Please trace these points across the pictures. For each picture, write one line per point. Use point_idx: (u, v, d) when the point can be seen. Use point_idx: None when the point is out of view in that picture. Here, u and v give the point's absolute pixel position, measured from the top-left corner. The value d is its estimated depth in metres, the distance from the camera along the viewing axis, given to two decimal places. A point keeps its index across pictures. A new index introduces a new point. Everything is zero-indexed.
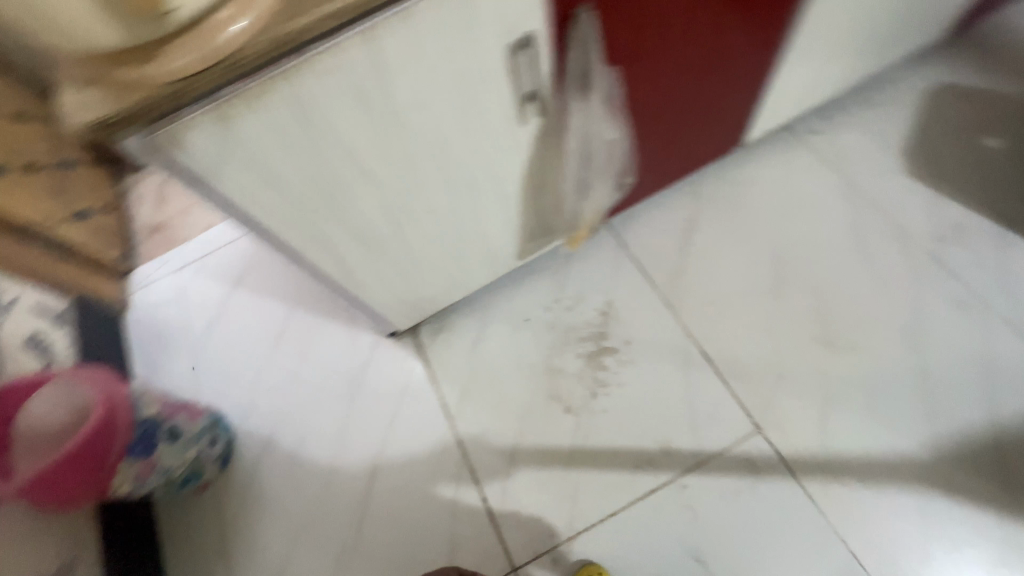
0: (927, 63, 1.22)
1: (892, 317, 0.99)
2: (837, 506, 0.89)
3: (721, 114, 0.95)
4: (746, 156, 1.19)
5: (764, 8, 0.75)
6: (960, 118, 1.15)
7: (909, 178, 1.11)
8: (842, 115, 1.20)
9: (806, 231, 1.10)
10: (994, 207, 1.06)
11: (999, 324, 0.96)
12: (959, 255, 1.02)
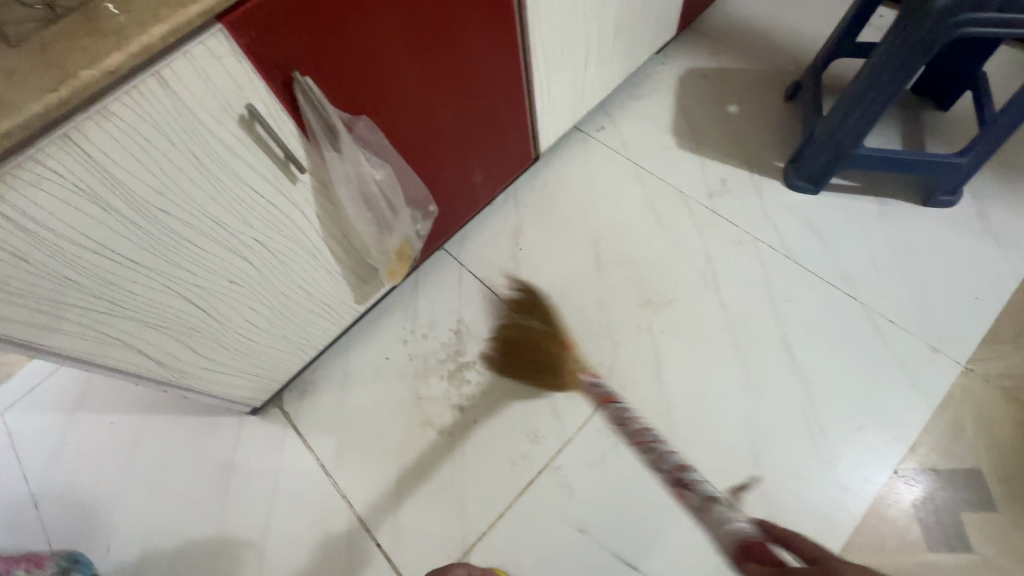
0: (673, 55, 1.46)
1: (690, 267, 1.15)
2: (684, 443, 0.98)
3: (501, 134, 1.08)
4: (550, 162, 1.34)
5: (486, 43, 0.88)
6: (706, 94, 1.38)
7: (680, 150, 1.31)
8: (619, 111, 1.40)
9: (611, 213, 1.25)
10: (746, 158, 1.26)
11: (770, 250, 1.14)
12: (729, 202, 1.21)
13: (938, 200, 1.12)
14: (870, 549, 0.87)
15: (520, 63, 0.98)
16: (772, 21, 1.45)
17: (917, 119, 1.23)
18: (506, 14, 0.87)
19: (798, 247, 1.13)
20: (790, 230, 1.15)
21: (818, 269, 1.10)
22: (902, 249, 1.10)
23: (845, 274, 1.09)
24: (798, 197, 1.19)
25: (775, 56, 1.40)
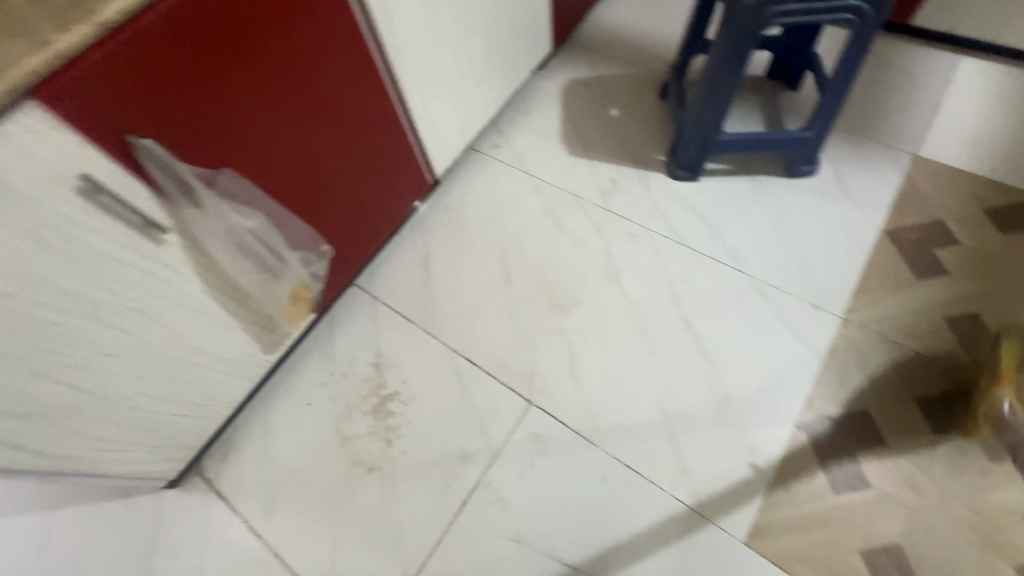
0: (554, 69, 1.54)
1: (593, 265, 1.20)
2: (605, 434, 1.01)
3: (387, 166, 1.10)
4: (450, 184, 1.38)
5: (347, 84, 0.91)
6: (589, 101, 1.46)
7: (571, 156, 1.37)
8: (510, 128, 1.45)
9: (514, 225, 1.29)
10: (631, 156, 1.34)
11: (662, 238, 1.21)
12: (620, 199, 1.28)
13: (801, 171, 1.22)
14: (785, 502, 0.92)
15: (389, 97, 1.01)
16: (639, 28, 1.57)
17: (774, 101, 1.35)
18: (360, 53, 0.90)
19: (687, 232, 1.21)
20: (678, 217, 1.23)
21: (708, 249, 1.18)
22: (777, 220, 1.19)
23: (731, 250, 1.17)
24: (681, 185, 1.27)
25: (646, 60, 1.51)
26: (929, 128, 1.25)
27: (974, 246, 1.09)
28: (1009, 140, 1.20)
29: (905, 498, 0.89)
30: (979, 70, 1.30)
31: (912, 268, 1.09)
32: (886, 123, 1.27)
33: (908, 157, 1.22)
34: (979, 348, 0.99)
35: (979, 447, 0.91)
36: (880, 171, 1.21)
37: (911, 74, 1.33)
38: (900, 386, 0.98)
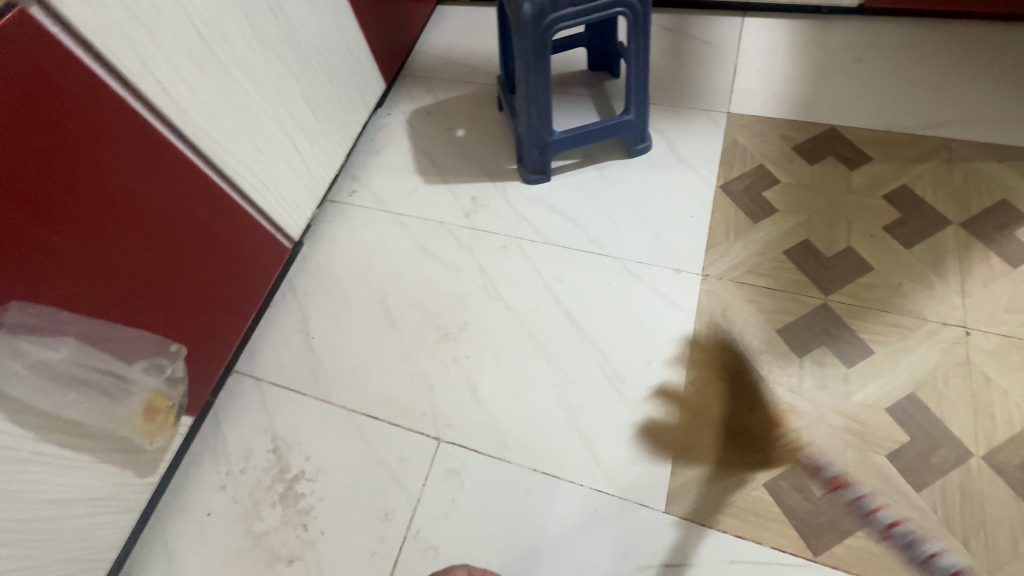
0: (395, 104, 1.55)
1: (471, 286, 1.21)
2: (517, 449, 1.02)
3: (229, 245, 1.06)
4: (315, 241, 1.33)
5: (146, 178, 0.87)
6: (435, 127, 1.48)
7: (428, 185, 1.38)
8: (364, 170, 1.44)
9: (387, 267, 1.27)
10: (486, 171, 1.37)
11: (530, 242, 1.24)
12: (484, 215, 1.30)
13: (637, 149, 1.30)
14: (692, 460, 0.96)
15: (209, 177, 0.98)
16: (466, 49, 1.61)
17: (601, 91, 1.44)
18: (153, 143, 0.87)
19: (552, 231, 1.25)
20: (540, 219, 1.27)
21: (573, 242, 1.22)
22: (628, 199, 1.26)
23: (594, 238, 1.22)
24: (537, 188, 1.32)
25: (480, 77, 1.56)
26: (733, 87, 1.38)
27: (792, 181, 1.22)
28: (797, 83, 1.36)
29: (789, 423, 0.97)
30: (761, 27, 1.47)
31: (748, 214, 1.19)
32: (698, 91, 1.40)
33: (722, 115, 1.35)
34: (816, 270, 1.10)
35: (837, 357, 1.01)
36: (703, 134, 1.32)
37: (708, 42, 1.47)
38: (762, 323, 1.07)
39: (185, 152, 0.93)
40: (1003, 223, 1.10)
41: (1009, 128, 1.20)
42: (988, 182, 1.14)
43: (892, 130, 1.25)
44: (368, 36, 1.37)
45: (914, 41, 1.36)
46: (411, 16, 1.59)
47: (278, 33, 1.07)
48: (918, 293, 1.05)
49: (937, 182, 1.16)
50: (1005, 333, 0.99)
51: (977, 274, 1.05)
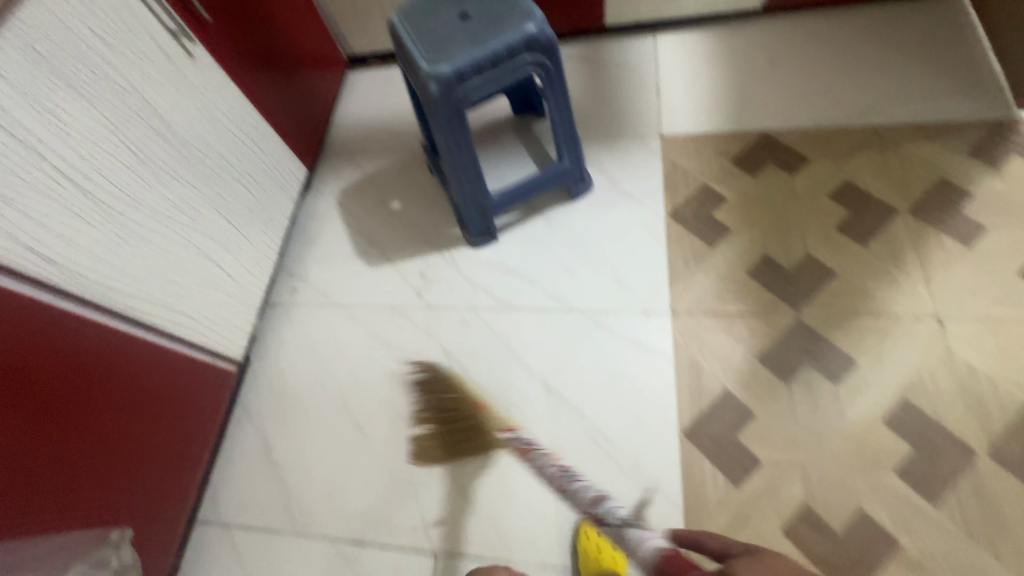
0: (321, 184, 1.46)
1: (437, 371, 1.13)
2: (520, 547, 0.95)
3: (162, 396, 0.96)
4: (261, 353, 1.23)
5: (45, 361, 0.78)
6: (368, 202, 1.41)
7: (372, 268, 1.30)
8: (300, 263, 1.34)
9: (344, 368, 1.18)
10: (429, 241, 1.30)
11: (489, 311, 1.17)
12: (437, 290, 1.23)
13: (579, 191, 1.26)
14: (704, 519, 0.91)
15: (124, 332, 0.89)
16: (384, 113, 1.55)
17: (530, 134, 1.39)
18: (50, 322, 0.78)
19: (509, 294, 1.19)
20: (494, 284, 1.21)
21: (533, 302, 1.17)
22: (580, 245, 1.21)
23: (555, 294, 1.17)
24: (485, 250, 1.25)
25: (404, 140, 1.49)
26: (660, 108, 1.37)
27: (738, 196, 1.20)
28: (721, 93, 1.35)
29: (792, 456, 0.93)
30: (674, 43, 1.46)
31: (702, 238, 1.16)
32: (627, 119, 1.37)
33: (656, 139, 1.32)
34: (781, 286, 1.08)
35: (822, 375, 0.98)
36: (640, 162, 1.29)
37: (626, 66, 1.46)
38: (741, 353, 1.03)
39: (90, 317, 0.84)
40: (947, 202, 1.10)
41: (929, 105, 1.22)
42: (923, 164, 1.15)
43: (822, 126, 1.25)
44: (276, 126, 1.29)
45: (819, 34, 1.38)
46: (319, 91, 1.51)
47: (171, 156, 0.97)
48: (884, 291, 1.04)
49: (876, 172, 1.16)
50: (975, 317, 0.98)
51: (935, 260, 1.05)
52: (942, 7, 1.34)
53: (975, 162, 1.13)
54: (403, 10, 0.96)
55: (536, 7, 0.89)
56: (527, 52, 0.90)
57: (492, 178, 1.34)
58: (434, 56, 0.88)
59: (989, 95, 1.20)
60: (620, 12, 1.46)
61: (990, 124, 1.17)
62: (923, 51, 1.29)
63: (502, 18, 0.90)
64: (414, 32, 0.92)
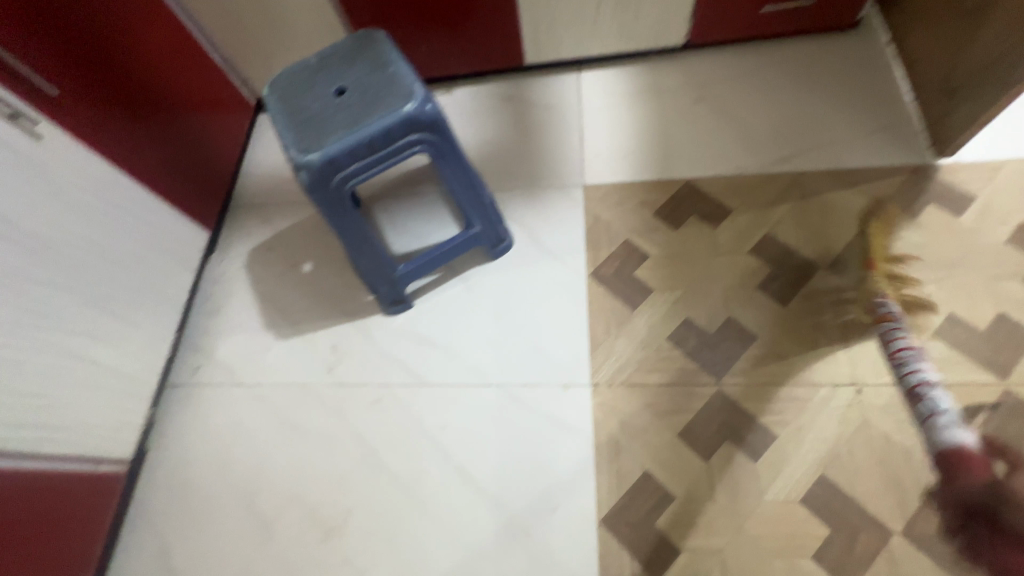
0: (228, 244, 1.35)
1: (347, 458, 1.06)
2: None
3: (27, 524, 0.88)
4: (159, 443, 1.13)
5: None
6: (277, 265, 1.30)
7: (282, 340, 1.21)
8: (203, 337, 1.24)
9: (250, 457, 1.09)
10: (342, 309, 1.22)
11: (404, 389, 1.10)
12: (350, 365, 1.15)
13: (499, 250, 1.19)
14: None
15: None
16: None
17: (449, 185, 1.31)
18: None
19: (426, 368, 1.12)
20: (411, 357, 1.13)
21: (451, 377, 1.10)
22: (500, 310, 1.15)
23: (472, 367, 1.10)
24: (401, 319, 1.18)
25: None
26: (584, 155, 1.30)
27: (661, 252, 1.15)
28: (645, 138, 1.30)
29: (711, 543, 0.89)
30: (598, 82, 1.40)
31: (624, 300, 1.11)
32: (549, 166, 1.31)
33: (578, 190, 1.26)
34: (702, 352, 1.04)
35: (743, 452, 0.95)
36: (562, 216, 1.23)
37: (550, 108, 1.39)
38: (662, 429, 0.99)
39: None
40: (866, 257, 1.07)
41: (850, 149, 1.19)
42: (844, 214, 1.12)
43: (745, 173, 1.21)
44: (161, 192, 1.17)
45: (742, 73, 1.33)
46: (223, 140, 1.39)
47: (20, 257, 0.88)
48: (804, 355, 1.00)
49: (797, 224, 1.13)
50: (893, 383, 0.96)
51: (855, 321, 1.02)
52: (863, 42, 1.31)
53: (893, 212, 1.11)
54: (276, 83, 0.87)
55: (416, 83, 0.82)
56: (410, 133, 0.82)
57: (408, 236, 1.26)
58: (304, 142, 0.80)
59: (908, 138, 1.18)
60: (540, 50, 1.38)
61: (907, 169, 1.14)
62: (844, 91, 1.26)
63: (379, 95, 0.82)
64: (285, 112, 0.83)
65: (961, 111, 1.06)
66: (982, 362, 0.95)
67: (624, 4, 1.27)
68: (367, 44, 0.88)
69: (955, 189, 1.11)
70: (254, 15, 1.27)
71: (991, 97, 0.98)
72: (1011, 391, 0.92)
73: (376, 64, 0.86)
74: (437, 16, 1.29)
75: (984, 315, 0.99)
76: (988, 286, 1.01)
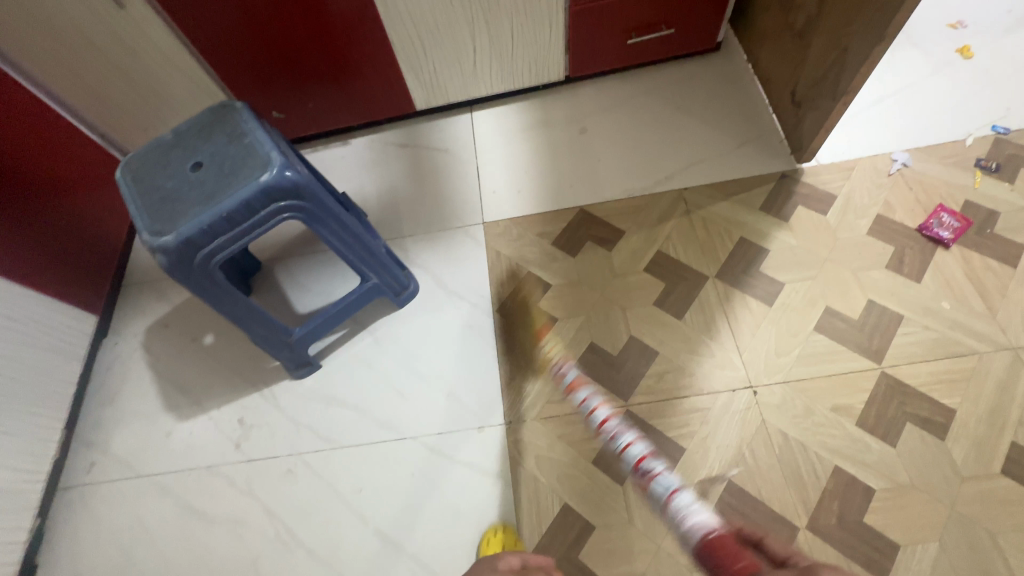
0: (122, 325, 1.27)
1: (260, 539, 1.01)
2: None
3: None
4: (53, 553, 1.04)
5: None
6: (175, 341, 1.24)
7: (184, 421, 1.14)
8: (98, 429, 1.16)
9: (154, 554, 1.02)
10: (248, 379, 1.17)
11: (316, 455, 1.06)
12: (258, 438, 1.10)
13: (403, 298, 1.18)
14: None
15: None
16: None
17: None
18: None
19: (338, 430, 1.08)
20: (322, 420, 1.10)
21: (364, 435, 1.07)
22: (410, 359, 1.13)
23: (385, 422, 1.08)
24: (310, 381, 1.14)
25: None
26: (481, 193, 1.33)
27: (562, 281, 1.17)
28: (539, 170, 1.34)
29: (631, 567, 0.90)
30: (490, 121, 1.44)
31: (530, 332, 1.12)
32: (448, 208, 1.32)
33: (478, 228, 1.28)
34: (608, 375, 1.06)
35: None
36: (465, 255, 1.24)
37: (446, 150, 1.41)
38: (577, 458, 0.99)
39: None
40: (748, 262, 1.14)
41: (724, 162, 1.27)
42: (725, 224, 1.19)
43: (633, 196, 1.26)
44: (30, 281, 1.09)
45: (622, 101, 1.41)
46: (107, 217, 1.32)
47: None
48: (702, 365, 1.04)
49: (684, 238, 1.18)
50: (785, 381, 1.00)
51: (744, 325, 1.07)
52: (725, 62, 1.41)
53: (768, 217, 1.18)
54: (130, 165, 0.85)
55: (273, 151, 0.80)
56: (274, 202, 0.81)
57: (312, 295, 1.23)
58: (157, 224, 0.77)
59: (774, 147, 1.27)
60: (429, 96, 1.41)
61: (776, 177, 1.23)
62: (714, 109, 1.35)
63: (235, 166, 0.80)
64: (139, 194, 0.81)
65: (809, 120, 1.15)
66: (858, 349, 1.02)
67: (499, 47, 1.31)
68: (223, 115, 0.86)
69: (818, 190, 1.20)
70: (125, 89, 1.21)
71: (827, 108, 1.07)
72: (886, 374, 0.99)
73: (232, 134, 0.84)
74: (319, 72, 1.29)
75: (855, 305, 1.06)
76: (855, 277, 1.09)
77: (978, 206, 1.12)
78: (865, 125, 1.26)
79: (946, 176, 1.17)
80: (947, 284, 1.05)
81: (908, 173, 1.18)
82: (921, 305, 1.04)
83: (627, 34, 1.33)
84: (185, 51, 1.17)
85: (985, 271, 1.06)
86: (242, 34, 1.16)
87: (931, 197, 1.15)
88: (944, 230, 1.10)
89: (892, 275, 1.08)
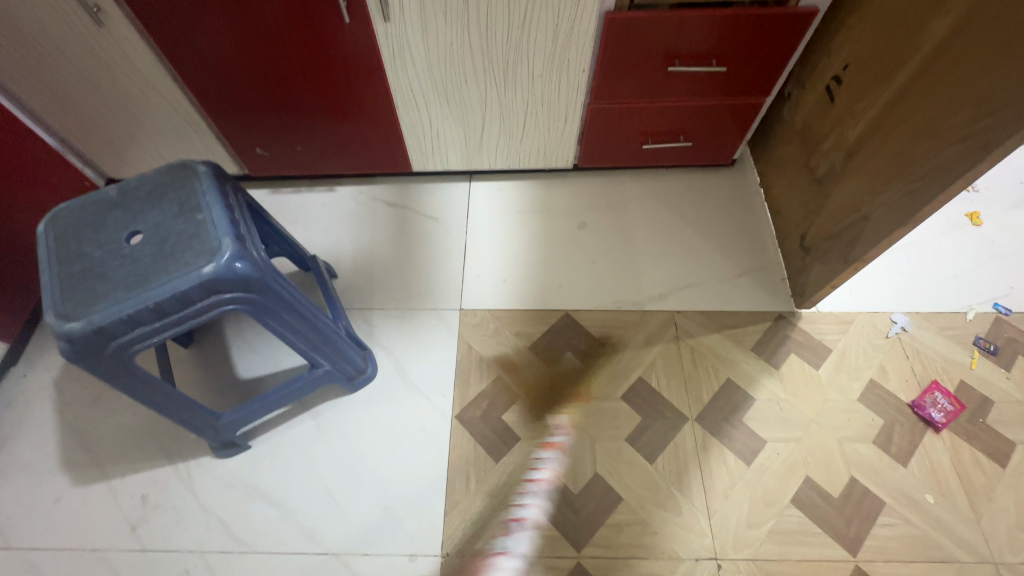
0: (35, 355, 1.13)
1: None
2: None
3: None
4: None
5: None
6: (91, 385, 1.09)
7: (78, 488, 0.99)
8: None
9: None
10: (162, 448, 1.02)
11: (221, 557, 0.93)
12: (159, 524, 0.96)
13: (357, 383, 1.06)
14: None
15: None
16: None
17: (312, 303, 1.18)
18: None
19: (254, 531, 0.95)
20: (238, 515, 0.97)
21: (280, 541, 0.94)
22: (350, 457, 1.02)
23: (308, 529, 0.95)
24: (233, 464, 1.01)
25: None
26: (463, 276, 1.24)
27: (533, 395, 1.08)
28: (529, 261, 1.26)
29: None
30: (487, 196, 1.36)
31: (487, 449, 1.02)
32: (426, 285, 1.22)
33: (453, 315, 1.18)
34: (564, 515, 0.96)
35: None
36: (433, 344, 1.14)
37: (435, 220, 1.32)
38: None
39: None
40: (731, 409, 1.06)
41: (722, 290, 1.21)
42: (712, 361, 1.11)
43: (622, 309, 1.18)
44: None
45: (627, 201, 1.35)
46: None
47: None
48: (667, 522, 0.95)
49: (669, 370, 1.10)
50: (752, 557, 0.92)
51: (717, 482, 0.99)
52: (737, 181, 1.37)
53: (758, 361, 1.11)
54: (58, 219, 0.73)
55: (224, 238, 0.70)
56: (213, 294, 0.70)
57: (257, 360, 1.10)
58: (70, 305, 0.66)
59: (774, 284, 1.21)
60: (428, 161, 1.32)
61: (772, 317, 1.17)
62: (719, 228, 1.30)
63: (176, 248, 0.69)
64: (59, 260, 0.70)
65: (814, 270, 1.11)
66: (833, 533, 0.94)
67: (509, 128, 1.23)
68: (181, 179, 0.76)
69: (813, 340, 1.14)
70: (94, 103, 1.10)
71: (837, 268, 1.02)
72: (858, 569, 0.91)
73: (185, 205, 0.73)
74: (312, 120, 1.19)
75: (836, 480, 0.99)
76: (839, 446, 1.02)
77: (972, 389, 1.07)
78: (869, 277, 1.21)
79: (945, 350, 1.12)
80: (934, 474, 0.99)
81: (906, 339, 1.13)
82: (904, 493, 0.97)
83: (643, 137, 1.27)
84: (167, 77, 1.06)
85: (973, 466, 1.00)
86: (234, 74, 1.06)
87: (926, 370, 1.09)
88: (937, 411, 1.04)
89: (878, 452, 1.01)
